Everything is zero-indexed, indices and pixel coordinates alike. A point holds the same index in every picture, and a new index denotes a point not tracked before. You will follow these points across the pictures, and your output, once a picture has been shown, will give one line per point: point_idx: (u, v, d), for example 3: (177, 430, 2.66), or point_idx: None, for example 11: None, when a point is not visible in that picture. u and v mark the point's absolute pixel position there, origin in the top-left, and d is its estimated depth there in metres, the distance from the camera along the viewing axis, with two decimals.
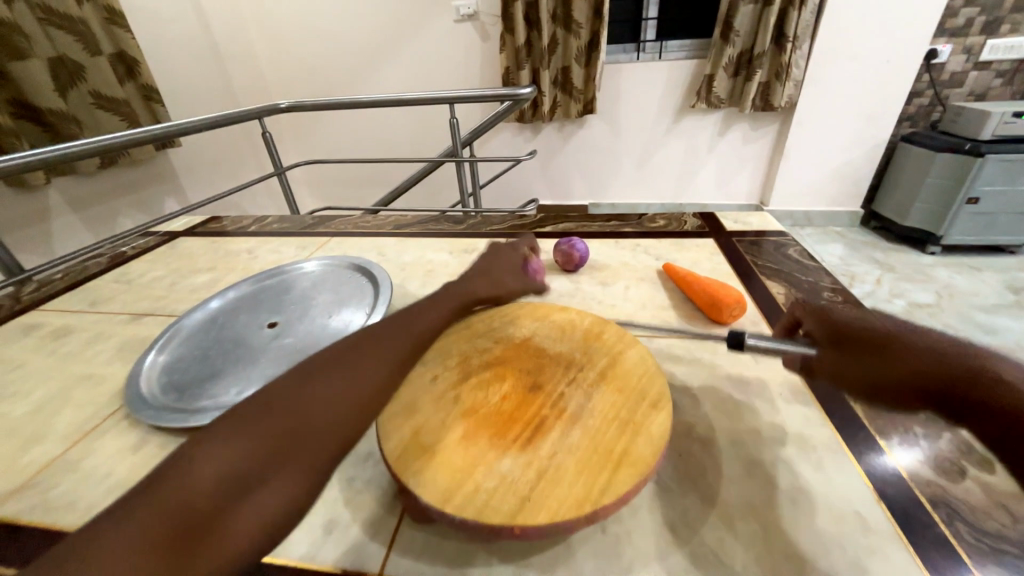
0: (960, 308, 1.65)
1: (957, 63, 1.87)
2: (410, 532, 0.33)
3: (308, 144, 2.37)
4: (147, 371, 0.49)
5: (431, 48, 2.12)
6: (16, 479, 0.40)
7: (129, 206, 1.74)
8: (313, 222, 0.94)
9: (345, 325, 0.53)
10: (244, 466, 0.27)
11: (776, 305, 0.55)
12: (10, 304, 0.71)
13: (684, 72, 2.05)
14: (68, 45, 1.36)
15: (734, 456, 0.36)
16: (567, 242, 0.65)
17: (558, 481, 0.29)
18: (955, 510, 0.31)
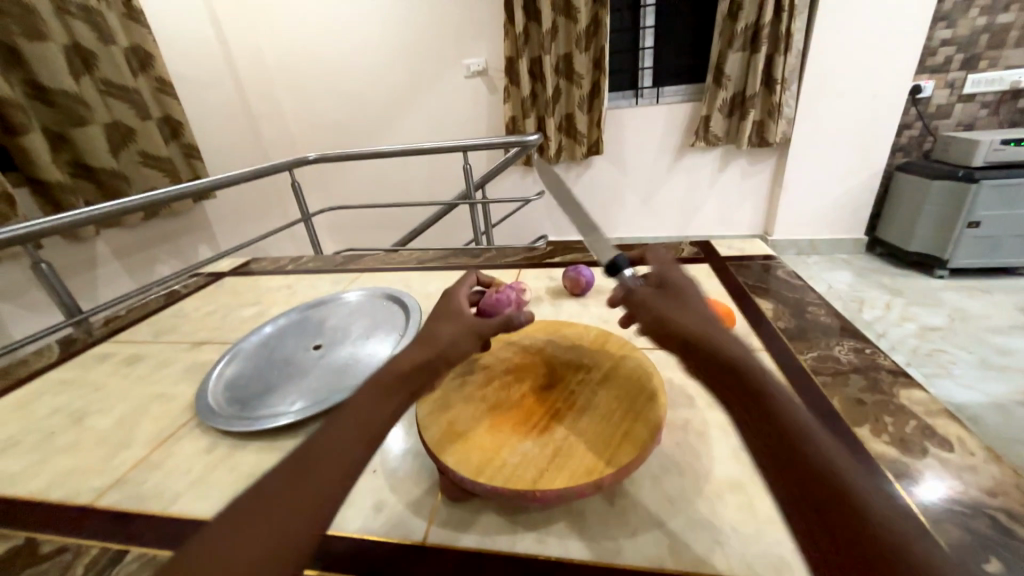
0: (972, 330, 1.65)
1: (941, 97, 1.98)
2: (447, 509, 0.39)
3: (332, 191, 2.55)
4: (213, 386, 0.57)
5: (445, 102, 2.31)
6: (110, 476, 0.47)
7: (166, 253, 1.88)
8: (344, 260, 1.04)
9: (380, 346, 0.60)
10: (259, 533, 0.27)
11: (765, 319, 0.61)
12: (84, 337, 0.81)
13: (680, 115, 2.19)
14: (122, 112, 1.54)
15: (724, 444, 0.42)
16: (575, 269, 0.73)
17: (570, 457, 0.36)
18: (916, 482, 0.36)
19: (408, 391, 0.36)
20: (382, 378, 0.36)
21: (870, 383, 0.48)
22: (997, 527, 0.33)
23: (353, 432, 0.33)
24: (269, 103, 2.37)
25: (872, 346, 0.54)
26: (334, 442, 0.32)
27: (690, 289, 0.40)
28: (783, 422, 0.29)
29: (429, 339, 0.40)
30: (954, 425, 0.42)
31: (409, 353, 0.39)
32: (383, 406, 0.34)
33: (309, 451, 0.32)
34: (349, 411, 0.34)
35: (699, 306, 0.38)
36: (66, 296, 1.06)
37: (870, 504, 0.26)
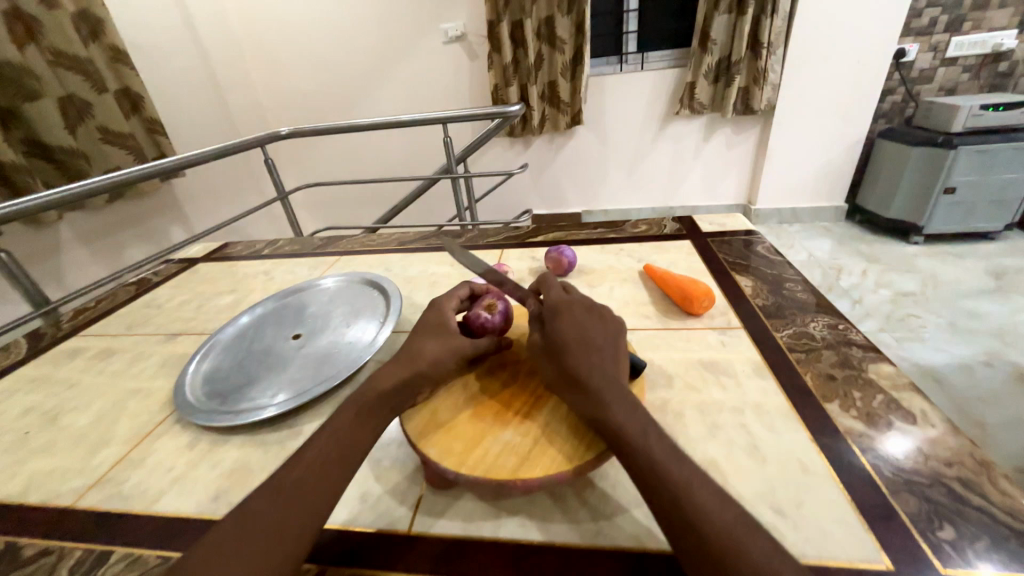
0: (942, 295, 1.71)
1: (924, 61, 1.97)
2: (431, 498, 0.39)
3: (308, 168, 2.46)
4: (191, 380, 0.56)
5: (423, 70, 2.21)
6: (90, 477, 0.46)
7: (137, 236, 1.81)
8: (322, 243, 1.02)
9: (361, 335, 0.59)
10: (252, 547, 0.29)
11: (743, 297, 0.62)
12: (53, 331, 0.78)
13: (666, 81, 2.14)
14: (76, 84, 1.43)
15: (701, 423, 0.43)
16: (557, 249, 0.72)
17: (551, 444, 0.36)
18: (878, 454, 0.38)
19: (380, 412, 0.38)
20: (359, 401, 0.38)
21: (841, 358, 0.49)
22: (954, 497, 0.34)
23: (331, 455, 0.35)
24: (235, 74, 2.24)
25: (845, 322, 0.55)
26: (311, 464, 0.34)
27: (577, 324, 0.40)
28: (632, 475, 0.31)
29: (413, 359, 0.41)
30: (918, 398, 0.43)
31: (387, 375, 0.40)
32: (361, 426, 0.37)
33: (287, 477, 0.33)
34: (325, 438, 0.36)
35: (578, 345, 0.38)
36: (31, 286, 1.01)
37: (712, 534, 0.27)
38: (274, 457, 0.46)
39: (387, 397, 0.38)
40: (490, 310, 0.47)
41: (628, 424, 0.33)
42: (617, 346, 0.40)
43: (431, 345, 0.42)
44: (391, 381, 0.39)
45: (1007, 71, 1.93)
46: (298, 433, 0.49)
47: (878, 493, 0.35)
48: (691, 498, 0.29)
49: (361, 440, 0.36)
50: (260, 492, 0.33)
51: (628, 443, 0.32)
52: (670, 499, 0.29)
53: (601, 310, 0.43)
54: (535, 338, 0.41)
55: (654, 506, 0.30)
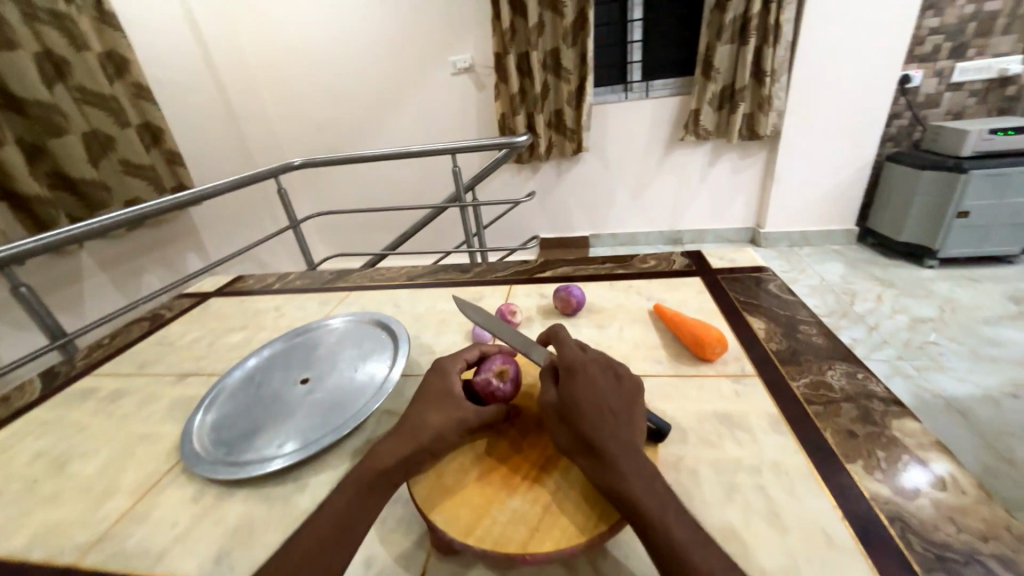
0: (960, 321, 1.67)
1: (930, 86, 1.97)
2: (437, 565, 0.38)
3: (320, 195, 2.51)
4: (198, 430, 0.55)
5: (432, 100, 2.27)
6: (93, 533, 0.46)
7: (152, 263, 1.85)
8: (331, 277, 1.02)
9: (368, 380, 0.59)
10: None
11: (756, 340, 0.61)
12: (66, 369, 0.79)
13: (671, 108, 2.17)
14: (99, 120, 1.49)
15: (718, 484, 0.41)
16: (565, 289, 0.72)
17: (560, 513, 0.35)
18: (906, 524, 0.36)
19: (382, 483, 0.37)
20: (362, 471, 0.38)
21: (862, 412, 0.47)
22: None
23: (333, 531, 0.35)
24: (252, 106, 2.32)
25: (864, 370, 0.54)
26: (313, 543, 0.34)
27: (592, 384, 0.39)
28: (649, 553, 0.30)
29: (416, 432, 0.40)
30: (946, 459, 0.41)
31: (389, 447, 0.39)
32: (362, 498, 0.37)
33: (288, 557, 0.33)
34: (328, 513, 0.36)
35: (592, 408, 0.37)
36: (48, 319, 1.03)
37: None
38: (279, 514, 0.45)
39: (388, 466, 0.38)
40: (502, 378, 0.45)
41: (644, 497, 0.32)
42: (633, 407, 0.38)
43: (433, 417, 0.41)
44: (395, 450, 0.39)
45: (1014, 95, 1.93)
46: (303, 487, 0.48)
47: (910, 569, 0.33)
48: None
49: (363, 515, 0.36)
50: (261, 573, 0.33)
51: (647, 517, 0.31)
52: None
53: (617, 368, 0.42)
54: (550, 396, 0.40)
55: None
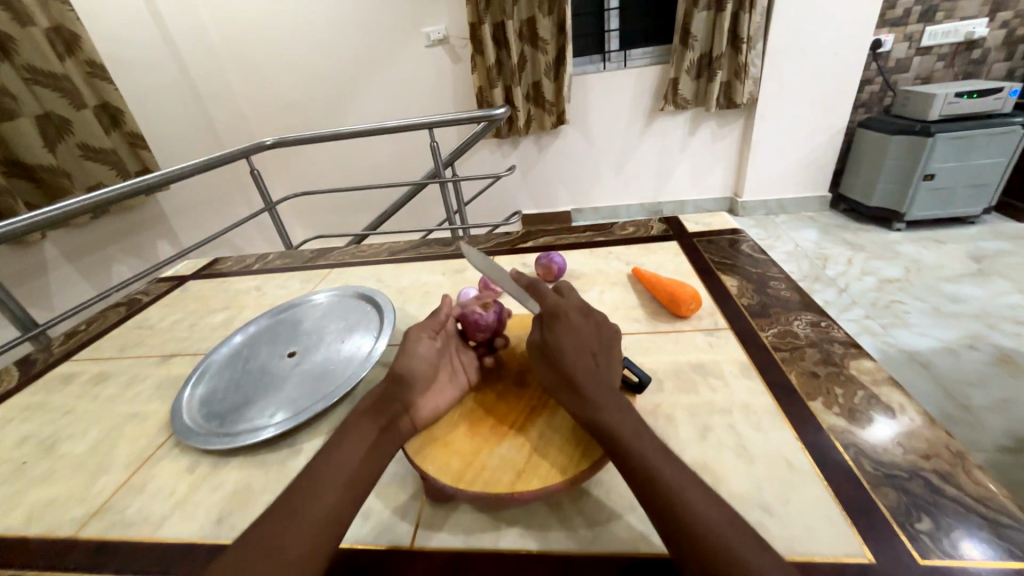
0: (924, 280, 1.75)
1: (900, 51, 2.00)
2: (431, 511, 0.40)
3: (295, 176, 2.44)
4: (187, 405, 0.56)
5: (407, 75, 2.21)
6: (91, 505, 0.47)
7: (123, 251, 1.79)
8: (312, 255, 1.02)
9: (358, 348, 0.60)
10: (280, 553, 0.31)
11: (729, 296, 0.64)
12: (43, 357, 0.78)
13: (650, 78, 2.15)
14: (53, 101, 1.41)
15: (692, 426, 0.44)
16: (547, 256, 0.73)
17: (544, 457, 0.38)
18: (860, 450, 0.40)
19: (375, 430, 0.39)
20: (360, 418, 0.40)
21: (824, 356, 0.51)
22: (933, 489, 0.36)
23: (340, 468, 0.36)
24: (217, 83, 2.21)
25: (827, 319, 0.57)
26: (315, 489, 0.35)
27: (575, 328, 0.42)
28: (625, 474, 0.34)
29: (399, 374, 0.43)
30: (897, 392, 0.45)
31: (375, 391, 0.42)
32: (363, 442, 0.38)
33: (291, 501, 0.34)
34: (330, 456, 0.37)
35: (575, 351, 0.40)
36: (18, 309, 1.00)
37: (702, 530, 0.29)
38: (276, 478, 0.46)
39: (380, 411, 0.40)
40: (485, 308, 0.50)
41: (621, 427, 0.35)
42: (611, 350, 0.42)
43: (418, 360, 0.44)
44: (383, 393, 0.42)
45: (979, 58, 1.98)
46: (297, 451, 0.49)
47: (860, 486, 0.37)
48: (684, 499, 0.31)
49: (366, 470, 0.37)
50: (264, 518, 0.34)
51: (629, 454, 0.34)
52: (663, 498, 0.31)
53: (597, 314, 0.45)
54: (535, 336, 0.43)
55: (647, 504, 0.32)
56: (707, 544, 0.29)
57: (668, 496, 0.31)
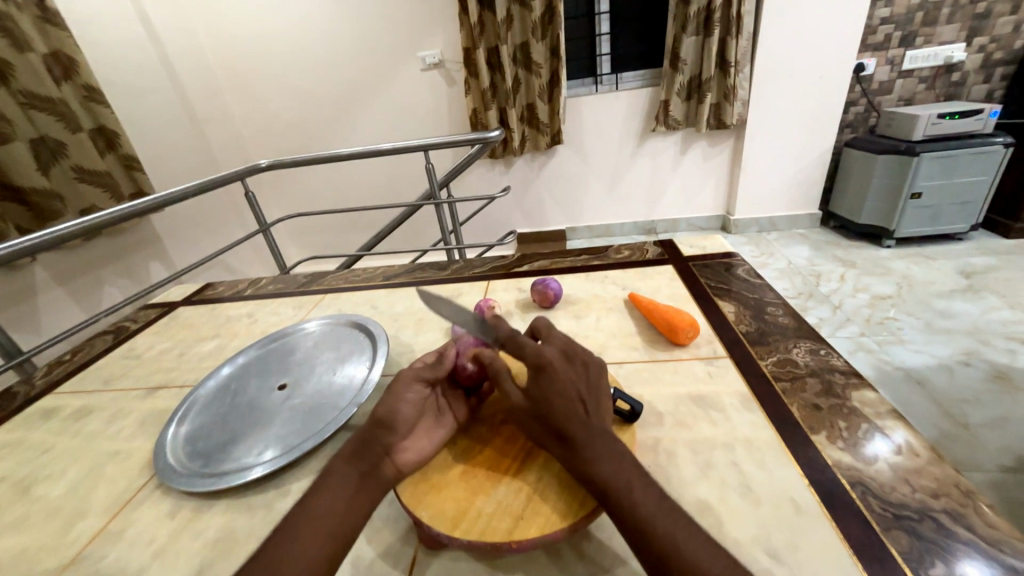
0: (917, 296, 1.76)
1: (883, 74, 2.06)
2: (425, 559, 0.38)
3: (290, 196, 2.45)
4: (172, 443, 0.54)
5: (402, 97, 2.23)
6: (66, 555, 0.44)
7: (114, 274, 1.77)
8: (305, 280, 1.00)
9: (351, 380, 0.58)
10: None
11: (726, 323, 0.63)
12: (24, 389, 0.75)
13: (641, 99, 2.20)
14: (49, 125, 1.41)
15: (694, 462, 0.43)
16: (542, 282, 0.73)
17: (543, 502, 0.36)
18: (866, 488, 0.39)
19: (358, 475, 0.38)
20: (344, 463, 0.39)
21: (825, 387, 0.50)
22: (945, 532, 0.35)
23: (322, 520, 0.35)
24: (213, 106, 2.23)
25: (826, 346, 0.57)
26: (297, 538, 0.34)
27: (561, 377, 0.40)
28: (623, 530, 0.33)
29: (383, 418, 0.40)
30: (901, 425, 0.44)
31: (357, 435, 0.41)
32: (348, 489, 0.37)
33: (271, 552, 0.33)
34: (313, 507, 0.36)
35: (562, 403, 0.39)
36: (1, 338, 0.97)
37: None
38: (262, 523, 0.44)
39: (363, 454, 0.39)
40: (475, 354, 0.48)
41: (612, 476, 0.35)
42: (601, 393, 0.41)
43: (406, 405, 0.42)
44: (366, 435, 0.40)
45: (959, 81, 2.04)
46: (285, 492, 0.47)
47: (869, 529, 0.36)
48: (682, 554, 0.31)
49: (350, 516, 0.36)
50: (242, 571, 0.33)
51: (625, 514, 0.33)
52: (663, 557, 0.31)
53: (584, 354, 0.43)
54: (514, 391, 0.41)
55: (644, 559, 0.32)
56: None
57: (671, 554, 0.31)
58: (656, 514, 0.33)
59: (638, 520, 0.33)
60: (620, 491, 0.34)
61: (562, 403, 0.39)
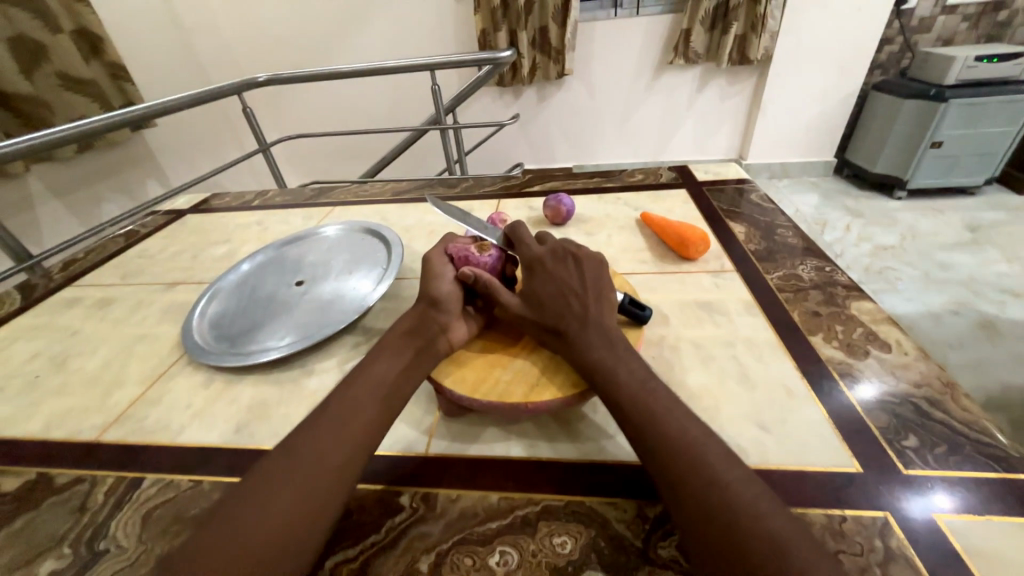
0: (919, 248, 1.77)
1: (925, 8, 1.90)
2: (444, 424, 0.42)
3: (288, 117, 2.35)
4: (197, 324, 0.57)
5: (406, 12, 2.07)
6: (110, 414, 0.48)
7: (111, 190, 1.73)
8: (313, 193, 0.99)
9: (364, 282, 0.59)
10: (329, 454, 0.33)
11: (736, 241, 0.64)
12: (43, 283, 0.77)
13: (661, 27, 2.04)
14: (26, 23, 1.29)
15: (697, 356, 0.46)
16: (555, 198, 0.72)
17: (555, 375, 0.39)
18: (853, 378, 0.42)
19: (414, 350, 0.41)
20: (390, 343, 0.41)
21: (827, 297, 0.52)
22: (921, 414, 0.38)
23: (377, 386, 0.38)
24: (200, 11, 2.06)
25: (831, 264, 0.58)
26: (348, 402, 0.36)
27: (551, 276, 0.43)
28: (605, 403, 0.36)
29: (431, 300, 0.44)
30: (895, 330, 0.47)
31: (410, 317, 0.44)
32: (397, 362, 0.40)
33: (324, 415, 0.35)
34: (365, 376, 0.39)
35: (554, 296, 0.41)
36: (11, 240, 0.96)
37: (672, 451, 0.31)
38: (291, 393, 0.48)
39: (417, 333, 0.42)
40: (481, 250, 0.48)
41: (602, 360, 0.37)
42: (600, 288, 0.42)
43: (446, 284, 0.45)
44: (420, 319, 0.43)
45: (1005, 20, 1.89)
46: (309, 371, 0.50)
47: (852, 409, 0.39)
48: (660, 418, 0.33)
49: (400, 382, 0.39)
50: (299, 430, 0.35)
51: (615, 392, 0.35)
52: (639, 423, 0.33)
53: (576, 253, 0.45)
54: (508, 298, 0.43)
55: (628, 432, 0.34)
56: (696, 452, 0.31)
57: (655, 422, 0.33)
58: (648, 389, 0.35)
59: (627, 399, 0.35)
60: (611, 374, 0.36)
61: (553, 298, 0.41)
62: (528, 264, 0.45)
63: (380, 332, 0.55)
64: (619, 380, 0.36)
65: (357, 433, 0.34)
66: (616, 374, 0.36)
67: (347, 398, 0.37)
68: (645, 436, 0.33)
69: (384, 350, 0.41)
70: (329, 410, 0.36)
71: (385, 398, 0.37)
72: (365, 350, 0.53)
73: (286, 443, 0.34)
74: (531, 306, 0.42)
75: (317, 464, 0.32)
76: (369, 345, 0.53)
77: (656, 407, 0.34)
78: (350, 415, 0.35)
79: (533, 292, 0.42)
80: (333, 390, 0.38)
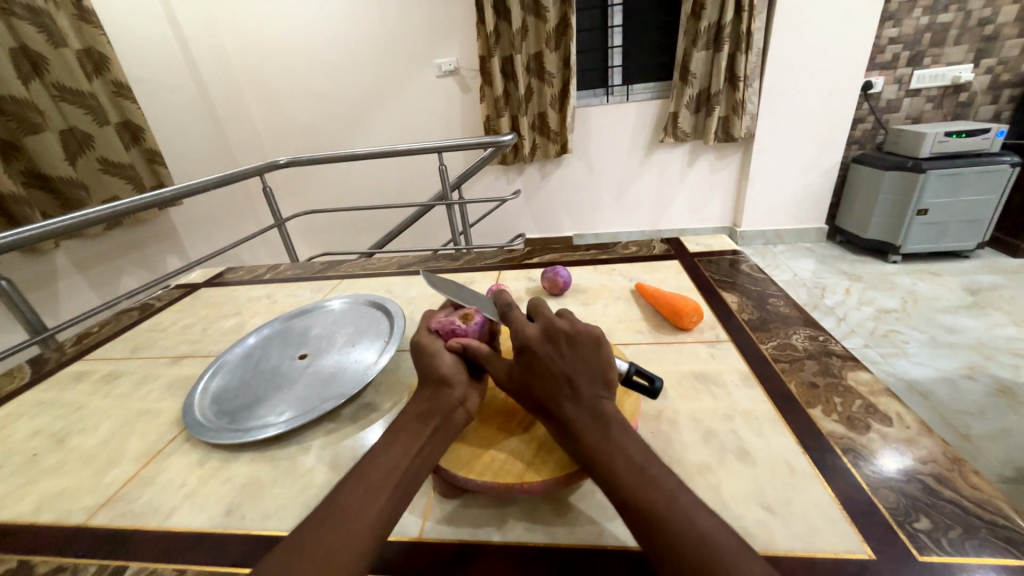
0: (922, 311, 1.77)
1: (891, 92, 2.08)
2: (441, 504, 0.41)
3: (305, 194, 2.51)
4: (200, 399, 0.58)
5: (418, 102, 2.29)
6: (101, 495, 0.47)
7: (131, 264, 1.81)
8: (323, 267, 1.04)
9: (366, 353, 0.61)
10: (335, 549, 0.31)
11: (729, 311, 0.66)
12: (55, 357, 0.79)
13: (650, 111, 2.24)
14: (78, 118, 1.44)
15: (696, 431, 0.45)
16: (552, 270, 0.76)
17: (551, 453, 0.40)
18: (856, 454, 0.41)
19: (429, 429, 0.40)
20: (405, 424, 0.41)
21: (822, 367, 0.53)
22: (934, 494, 0.37)
23: (388, 471, 0.37)
24: (234, 105, 2.29)
25: (824, 333, 0.59)
26: (364, 488, 0.35)
27: (543, 360, 0.42)
28: (608, 493, 0.35)
29: (433, 376, 0.44)
30: (894, 402, 0.47)
31: (422, 398, 0.43)
32: (412, 445, 0.39)
33: (336, 502, 0.35)
34: (381, 458, 0.38)
35: (546, 382, 0.41)
36: (29, 313, 0.99)
37: (687, 548, 0.29)
38: (286, 472, 0.47)
39: (431, 414, 0.41)
40: (465, 319, 0.50)
41: (602, 452, 0.36)
42: (598, 366, 0.42)
43: (444, 358, 0.45)
44: (433, 399, 0.42)
45: (967, 101, 2.05)
46: (306, 448, 0.50)
47: (860, 488, 0.38)
48: (667, 519, 0.31)
49: (413, 468, 0.38)
50: (311, 518, 0.34)
51: (620, 491, 0.34)
52: (646, 515, 0.32)
53: (570, 330, 0.43)
54: (501, 367, 0.44)
55: (638, 533, 0.32)
56: (711, 558, 0.29)
57: (664, 524, 0.31)
58: (652, 483, 0.33)
59: (634, 499, 0.33)
60: (611, 471, 0.35)
61: (542, 390, 0.41)
62: (517, 347, 0.44)
63: (379, 406, 0.55)
64: (622, 477, 0.34)
65: (366, 526, 0.33)
66: (618, 474, 0.35)
67: (361, 486, 0.35)
68: (654, 543, 0.31)
69: (403, 430, 0.40)
70: (342, 496, 0.35)
71: (396, 485, 0.36)
72: (361, 426, 0.52)
73: (297, 532, 0.33)
74: (524, 395, 0.42)
75: (322, 561, 0.31)
76: (366, 421, 0.53)
77: (663, 507, 0.32)
78: (361, 505, 0.34)
79: (523, 379, 0.42)
80: (346, 473, 0.37)
